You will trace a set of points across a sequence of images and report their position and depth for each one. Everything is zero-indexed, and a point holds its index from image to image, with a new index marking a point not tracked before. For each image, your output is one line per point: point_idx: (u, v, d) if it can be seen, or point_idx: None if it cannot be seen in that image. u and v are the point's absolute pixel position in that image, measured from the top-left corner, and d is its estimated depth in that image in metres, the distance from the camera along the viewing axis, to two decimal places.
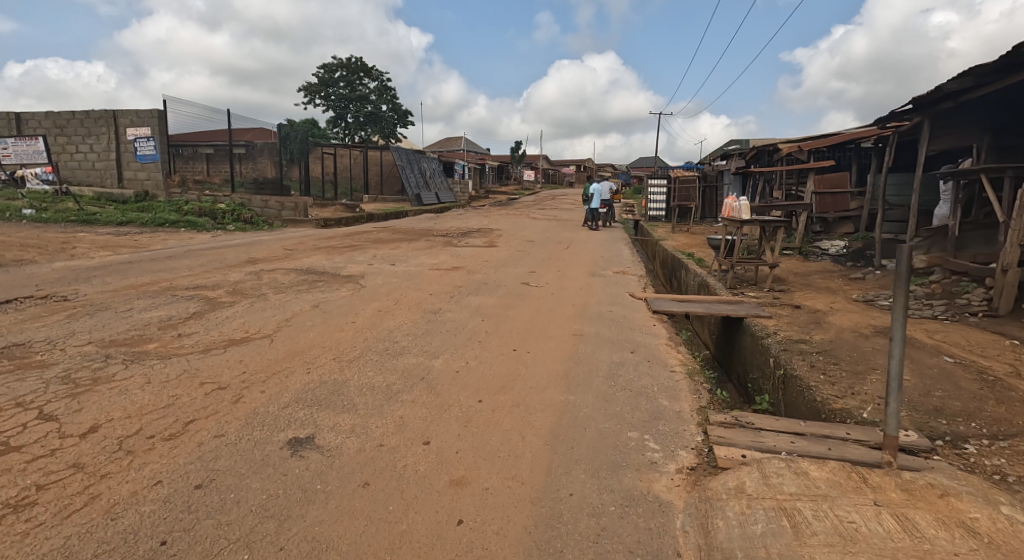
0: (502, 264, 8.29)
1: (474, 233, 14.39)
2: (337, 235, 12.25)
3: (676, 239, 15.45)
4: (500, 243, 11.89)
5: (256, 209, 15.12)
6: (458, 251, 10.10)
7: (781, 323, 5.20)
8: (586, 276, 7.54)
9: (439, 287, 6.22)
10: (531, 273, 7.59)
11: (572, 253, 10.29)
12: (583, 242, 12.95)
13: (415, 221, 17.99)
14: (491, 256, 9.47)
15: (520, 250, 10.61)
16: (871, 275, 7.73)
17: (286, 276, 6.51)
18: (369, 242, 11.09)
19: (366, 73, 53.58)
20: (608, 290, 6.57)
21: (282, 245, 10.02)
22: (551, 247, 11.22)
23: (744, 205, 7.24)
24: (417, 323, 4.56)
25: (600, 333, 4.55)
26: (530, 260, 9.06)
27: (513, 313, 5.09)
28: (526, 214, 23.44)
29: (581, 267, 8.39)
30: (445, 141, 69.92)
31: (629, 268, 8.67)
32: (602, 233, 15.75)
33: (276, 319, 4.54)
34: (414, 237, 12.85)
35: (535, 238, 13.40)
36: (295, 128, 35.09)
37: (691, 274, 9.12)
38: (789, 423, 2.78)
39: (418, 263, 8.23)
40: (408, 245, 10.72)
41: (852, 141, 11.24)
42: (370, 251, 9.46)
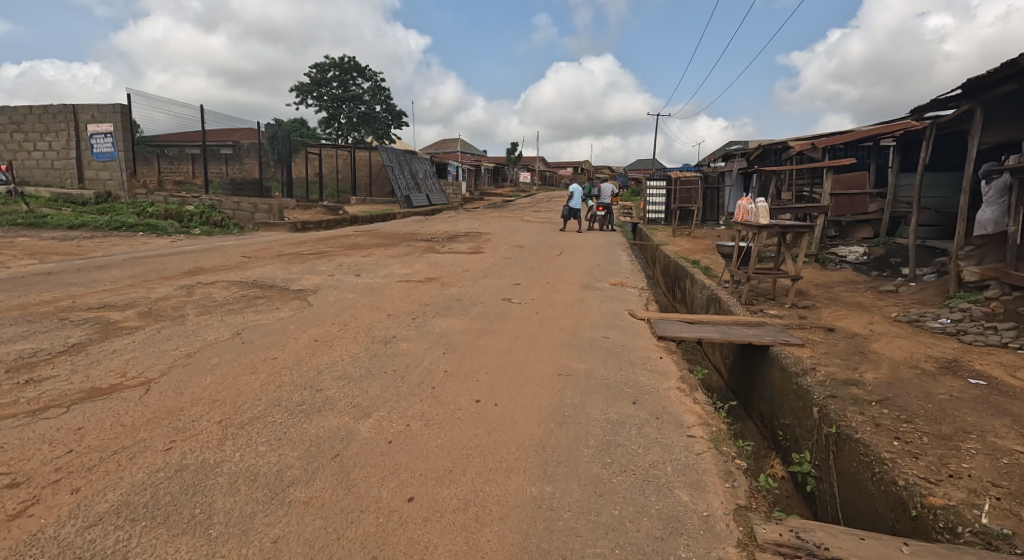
0: (484, 275, 7.32)
1: (460, 237, 13.41)
2: (310, 241, 11.27)
3: (677, 244, 14.51)
4: (486, 249, 10.92)
5: (227, 212, 14.15)
6: (437, 258, 9.12)
7: (817, 354, 4.22)
8: (579, 290, 6.57)
9: (402, 305, 5.25)
10: (515, 285, 6.63)
11: (564, 261, 9.29)
12: (576, 247, 11.98)
13: (400, 224, 17.03)
14: (473, 264, 8.49)
15: (507, 257, 9.63)
16: (906, 288, 6.79)
17: (223, 292, 5.51)
18: (341, 248, 10.11)
19: (359, 73, 52.71)
20: (603, 308, 5.59)
21: (241, 251, 9.04)
22: (542, 254, 10.26)
23: (763, 208, 6.23)
24: (358, 358, 3.57)
25: (592, 371, 3.56)
26: (516, 269, 8.10)
27: (486, 341, 4.12)
28: (520, 217, 22.52)
29: (573, 278, 7.42)
30: (439, 142, 69.05)
31: (629, 278, 7.69)
32: (599, 237, 14.80)
33: (176, 353, 3.53)
34: (394, 242, 11.88)
35: (526, 242, 12.42)
36: (282, 127, 34.12)
37: (697, 285, 8.16)
38: (882, 547, 1.80)
39: (387, 273, 7.26)
40: (383, 252, 9.75)
41: (871, 137, 10.30)
42: (337, 258, 8.49)
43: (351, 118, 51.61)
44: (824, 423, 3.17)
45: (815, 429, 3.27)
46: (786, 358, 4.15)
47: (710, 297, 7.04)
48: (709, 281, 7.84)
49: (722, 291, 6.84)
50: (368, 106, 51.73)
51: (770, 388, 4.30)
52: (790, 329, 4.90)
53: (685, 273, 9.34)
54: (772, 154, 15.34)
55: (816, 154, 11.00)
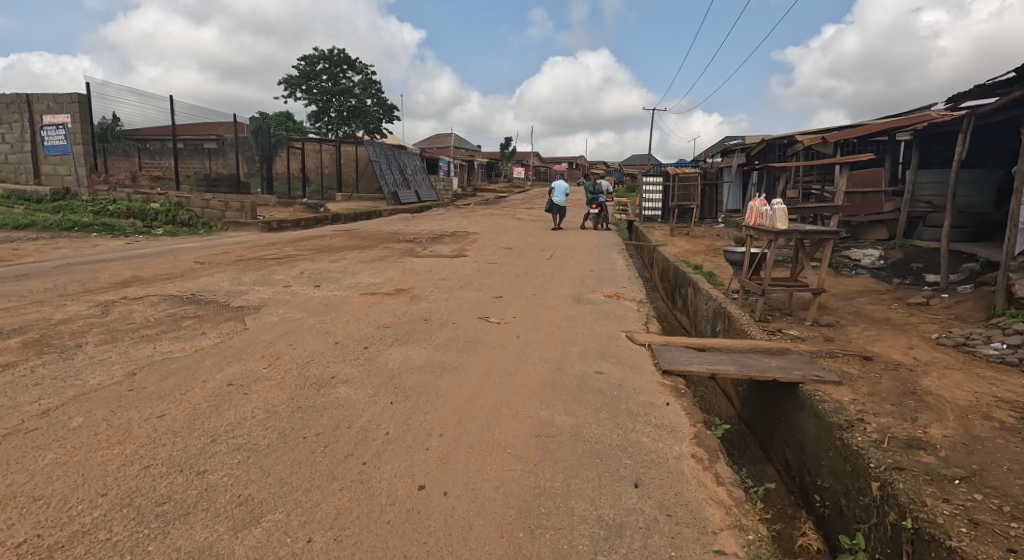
0: (461, 286, 6.50)
1: (445, 238, 12.58)
2: (279, 243, 10.41)
3: (675, 244, 13.71)
4: (469, 251, 10.12)
5: (196, 210, 13.25)
6: (414, 263, 8.29)
7: (859, 395, 3.42)
8: (568, 304, 5.75)
9: (356, 327, 4.41)
10: (496, 299, 5.82)
11: (554, 267, 8.45)
12: (568, 249, 11.17)
13: (384, 223, 16.18)
14: (452, 271, 7.66)
15: (492, 262, 8.79)
16: (938, 301, 6.02)
17: (146, 311, 4.66)
18: (311, 251, 9.28)
19: (349, 67, 51.66)
20: (596, 329, 4.77)
21: (197, 256, 8.19)
22: (530, 257, 9.45)
23: (780, 211, 5.38)
24: (274, 412, 2.73)
25: (579, 433, 2.75)
26: (499, 277, 7.28)
27: (449, 382, 3.30)
28: (511, 215, 21.71)
29: (562, 288, 6.60)
30: (433, 137, 68.11)
31: (625, 287, 6.89)
32: (593, 237, 14.00)
33: (31, 407, 2.68)
34: (372, 243, 11.03)
35: (514, 244, 11.59)
36: (267, 121, 33.13)
37: (700, 295, 7.36)
38: None
39: (352, 283, 6.42)
40: (356, 255, 8.93)
41: (888, 131, 9.52)
42: (300, 264, 7.63)
43: (341, 112, 50.53)
44: (889, 508, 2.38)
45: (873, 511, 2.47)
46: (820, 402, 3.34)
47: (716, 311, 6.24)
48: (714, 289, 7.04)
49: (731, 305, 6.02)
50: (358, 100, 50.67)
51: (799, 436, 3.49)
52: (819, 358, 4.09)
53: (686, 279, 8.54)
54: (775, 149, 14.53)
55: (825, 150, 10.19)
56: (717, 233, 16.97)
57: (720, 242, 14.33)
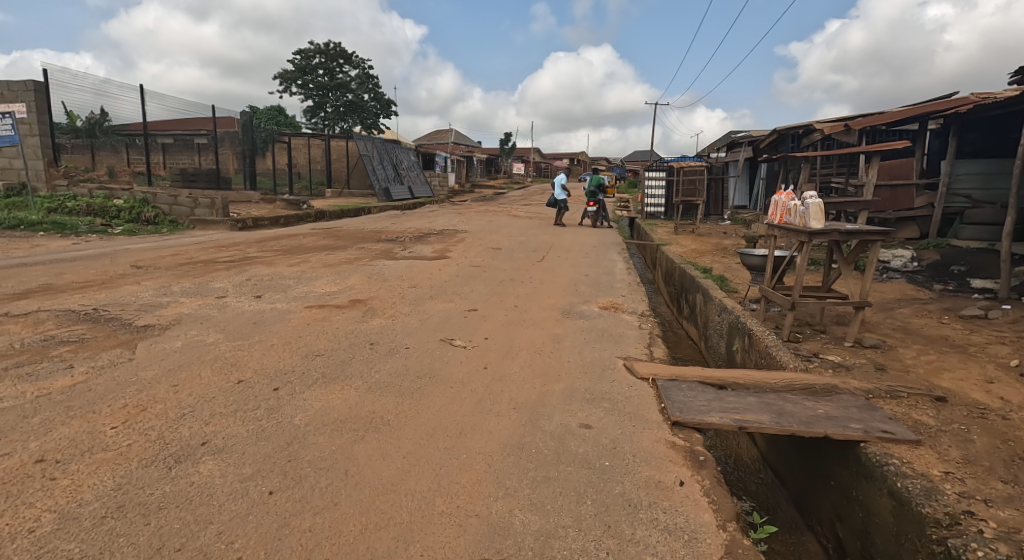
0: (432, 297, 5.54)
1: (430, 237, 11.63)
2: (243, 243, 9.48)
3: (680, 244, 12.73)
4: (452, 253, 9.18)
5: (163, 207, 12.35)
6: (386, 267, 7.32)
7: (950, 461, 2.43)
8: (555, 319, 4.78)
9: (276, 356, 3.43)
10: (468, 314, 4.85)
11: (544, 271, 7.48)
12: (562, 249, 10.21)
13: (369, 221, 15.24)
14: (426, 277, 6.70)
15: (474, 266, 7.82)
16: (1000, 314, 5.02)
17: (16, 334, 3.69)
18: (275, 253, 8.33)
19: (345, 61, 50.70)
20: (587, 357, 3.79)
21: (139, 259, 7.24)
22: (519, 259, 8.48)
23: (814, 206, 4.37)
24: (72, 517, 1.76)
25: (547, 551, 1.77)
26: (479, 283, 6.33)
27: (369, 449, 2.32)
28: (508, 212, 20.75)
29: (550, 298, 5.63)
30: (433, 133, 67.30)
31: (625, 295, 5.92)
32: (592, 236, 13.03)
33: None
34: (348, 243, 10.07)
35: (504, 244, 10.62)
36: (258, 115, 32.18)
37: (710, 304, 6.38)
38: None
39: (303, 292, 5.47)
40: (322, 257, 7.97)
41: (923, 116, 8.50)
42: (251, 269, 6.68)
43: (337, 107, 49.51)
44: None
45: None
46: (896, 474, 2.35)
47: (732, 325, 5.25)
48: (728, 298, 6.05)
49: (751, 318, 5.02)
50: (355, 95, 49.70)
51: (862, 517, 2.50)
52: (877, 398, 3.09)
53: (694, 284, 7.56)
54: (788, 140, 13.49)
55: (848, 139, 9.17)
56: (723, 231, 15.97)
57: (728, 241, 13.34)
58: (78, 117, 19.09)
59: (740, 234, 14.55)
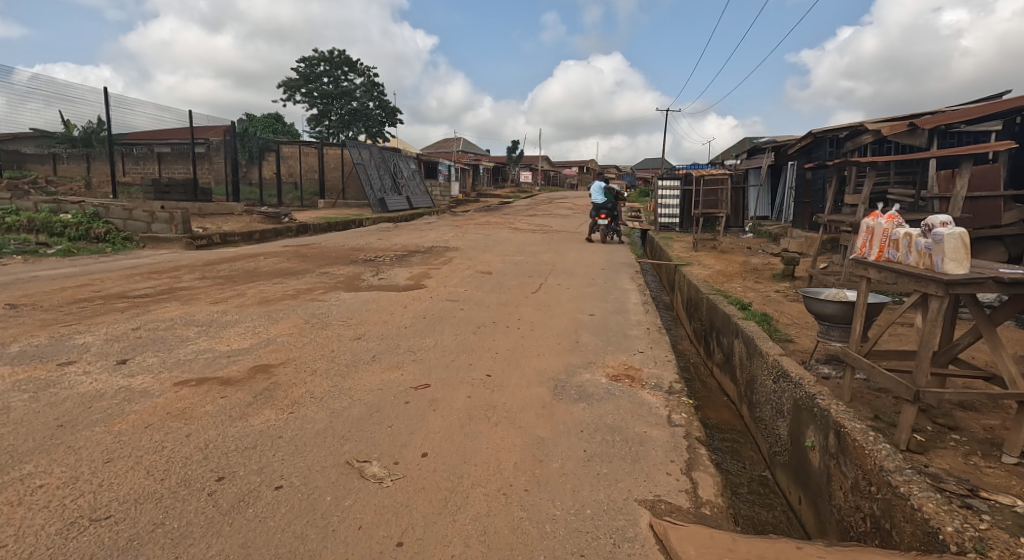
0: (373, 358, 3.99)
1: (413, 257, 10.14)
2: (187, 268, 8.05)
3: (701, 264, 11.14)
4: (430, 280, 7.65)
5: (116, 222, 11.02)
6: (338, 305, 5.82)
7: None
8: (542, 407, 3.20)
9: (11, 525, 1.88)
10: (413, 394, 3.29)
11: (537, 307, 5.93)
12: (564, 273, 8.65)
13: (353, 236, 13.80)
14: (381, 318, 5.17)
15: (450, 300, 6.28)
16: None
17: None
18: (212, 282, 6.86)
19: (350, 69, 49.79)
20: (585, 507, 2.21)
21: (30, 293, 5.79)
22: (511, 290, 6.95)
23: (955, 242, 2.68)
24: None
25: None
26: (447, 333, 4.78)
27: None
28: (510, 224, 19.28)
29: (538, 361, 4.05)
30: (440, 142, 66.36)
31: (643, 354, 4.33)
32: (600, 254, 11.49)
33: None
34: (312, 266, 8.60)
35: (496, 267, 9.10)
36: (255, 123, 31.13)
37: (758, 360, 4.79)
38: None
39: (193, 352, 3.94)
40: (264, 289, 6.47)
41: (1012, 113, 6.86)
42: (157, 308, 5.20)
43: (340, 115, 48.51)
44: None
45: None
46: None
47: (799, 403, 3.65)
48: (785, 354, 4.45)
49: (831, 396, 3.43)
50: (360, 102, 48.71)
51: None
52: None
53: (729, 326, 5.99)
54: (825, 144, 11.85)
55: (914, 141, 7.57)
56: (748, 247, 14.34)
57: (757, 260, 11.70)
58: (69, 126, 18.36)
59: (769, 251, 12.92)
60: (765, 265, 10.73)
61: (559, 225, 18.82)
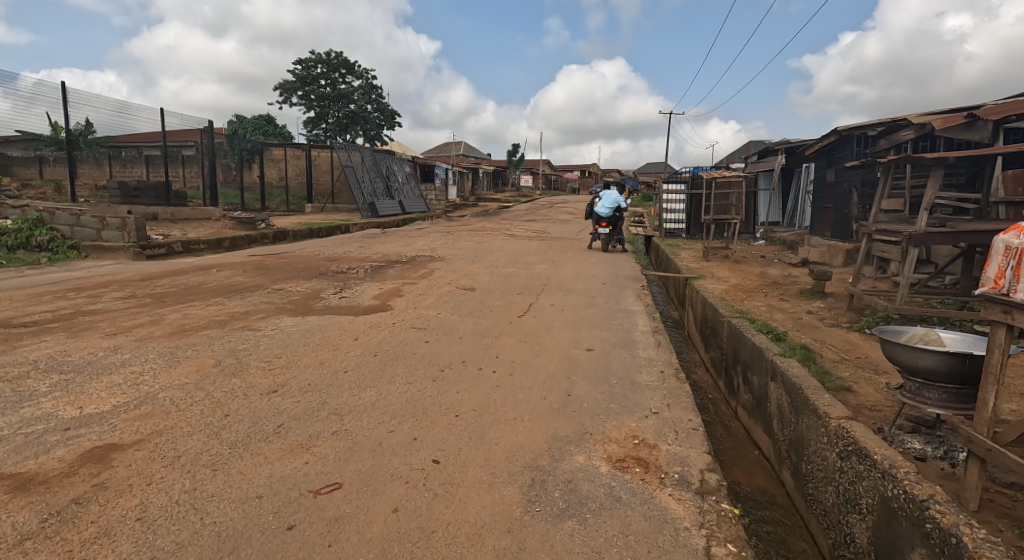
0: (278, 429, 2.82)
1: (390, 270, 9.02)
2: (119, 284, 6.90)
3: (714, 276, 10.00)
4: (401, 300, 6.50)
5: (62, 228, 9.92)
6: (272, 335, 4.66)
7: None
8: (508, 535, 2.04)
9: None
10: (308, 507, 2.12)
11: (523, 339, 4.79)
12: (559, 289, 7.52)
13: (332, 245, 12.68)
14: (319, 359, 4.03)
15: (416, 328, 5.13)
16: None
17: None
18: (134, 304, 5.71)
19: (347, 71, 48.86)
20: None
21: None
22: (494, 313, 5.81)
23: None
24: None
25: None
26: (398, 384, 3.61)
27: None
28: (506, 230, 18.17)
29: (511, 437, 2.88)
30: (440, 147, 65.54)
31: (659, 418, 3.19)
32: (601, 265, 10.35)
33: None
34: (268, 281, 7.46)
35: (482, 281, 7.96)
36: (245, 126, 30.28)
37: (807, 418, 3.63)
38: None
39: (21, 421, 2.77)
40: (191, 313, 5.33)
41: None
42: (28, 344, 4.03)
43: (337, 118, 47.56)
44: None
45: None
46: None
47: (893, 505, 2.49)
48: (851, 415, 3.28)
49: (953, 505, 2.26)
50: (357, 105, 47.76)
51: None
52: None
53: (761, 362, 4.83)
54: (852, 143, 10.71)
55: (973, 135, 6.46)
56: (762, 256, 13.20)
57: (776, 271, 10.55)
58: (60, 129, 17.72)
59: (787, 261, 11.76)
60: (787, 279, 9.56)
61: (557, 231, 17.65)
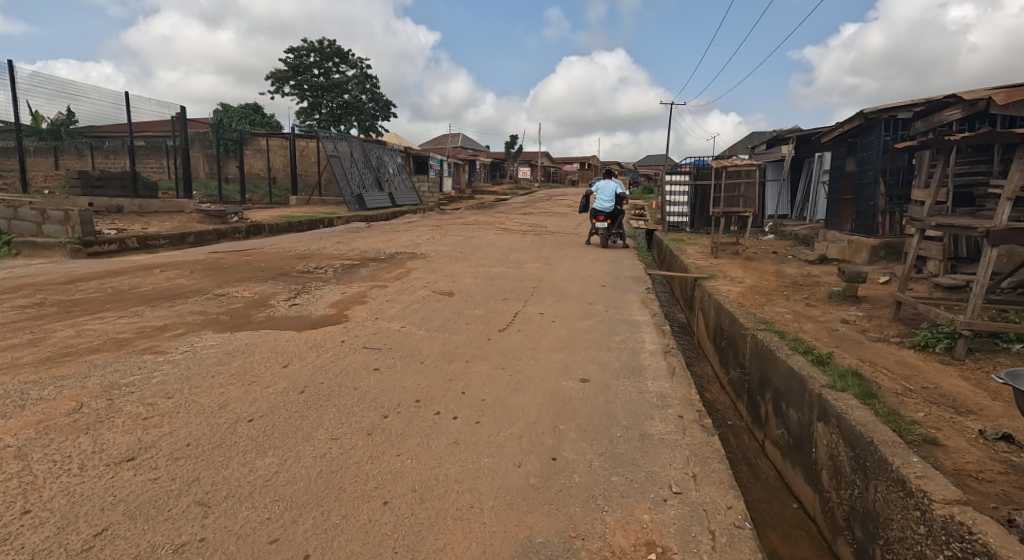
0: (92, 545, 1.81)
1: (362, 271, 8.01)
2: (34, 287, 5.90)
3: (726, 274, 9.00)
4: (362, 308, 5.49)
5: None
6: (177, 361, 3.63)
7: None
8: None
9: None
10: None
11: (500, 366, 3.77)
12: (552, 293, 6.51)
13: (307, 241, 11.66)
14: (221, 400, 3.01)
15: (369, 349, 4.10)
16: None
17: None
18: (32, 314, 4.72)
19: (342, 60, 47.63)
20: None
21: None
22: (470, 327, 4.79)
23: None
24: None
25: None
26: (315, 443, 2.58)
27: None
28: (500, 224, 17.14)
29: (459, 551, 1.88)
30: (438, 140, 64.36)
31: (686, 506, 2.17)
32: (600, 263, 9.34)
33: None
34: (213, 283, 6.45)
35: (464, 284, 6.94)
36: (231, 115, 29.24)
37: (884, 488, 2.62)
38: None
39: None
40: (92, 328, 4.31)
41: None
42: None
43: (330, 108, 46.36)
44: None
45: None
46: None
47: None
48: (960, 497, 2.27)
49: None
50: (351, 95, 46.55)
51: None
52: None
53: (801, 393, 3.81)
54: (879, 128, 9.67)
55: None
56: (774, 253, 12.17)
57: (793, 270, 9.54)
58: (35, 117, 16.82)
59: (802, 258, 10.75)
60: (807, 279, 8.55)
61: (554, 225, 16.62)
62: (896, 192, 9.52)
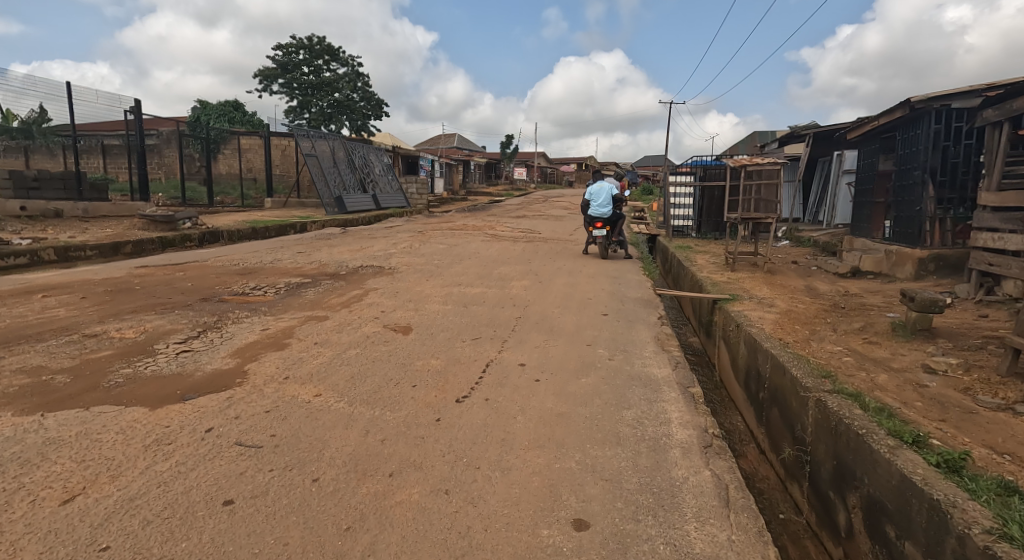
0: None
1: (307, 293, 6.51)
2: None
3: (748, 294, 7.55)
4: (275, 358, 3.98)
5: None
6: None
7: None
8: None
9: None
10: None
11: (442, 495, 2.27)
12: (539, 327, 5.03)
13: (262, 251, 10.15)
14: None
15: (241, 450, 2.59)
16: None
17: None
18: None
19: (331, 57, 46.10)
20: None
21: None
22: (412, 397, 3.30)
23: None
24: None
25: None
26: None
27: None
28: (488, 229, 15.62)
29: None
30: (432, 139, 62.81)
31: None
32: (599, 279, 7.85)
33: None
34: (96, 317, 4.93)
35: (425, 313, 5.46)
36: (210, 112, 27.84)
37: None
38: None
39: None
40: None
41: None
42: None
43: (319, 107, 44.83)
44: None
45: None
46: None
47: None
48: None
49: None
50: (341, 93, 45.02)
51: None
52: None
53: (939, 535, 2.30)
54: (929, 120, 8.22)
55: None
56: (795, 264, 10.73)
57: (826, 288, 8.10)
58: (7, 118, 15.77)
59: (831, 270, 9.31)
60: (848, 301, 7.11)
61: (548, 230, 15.13)
62: (949, 195, 8.08)
